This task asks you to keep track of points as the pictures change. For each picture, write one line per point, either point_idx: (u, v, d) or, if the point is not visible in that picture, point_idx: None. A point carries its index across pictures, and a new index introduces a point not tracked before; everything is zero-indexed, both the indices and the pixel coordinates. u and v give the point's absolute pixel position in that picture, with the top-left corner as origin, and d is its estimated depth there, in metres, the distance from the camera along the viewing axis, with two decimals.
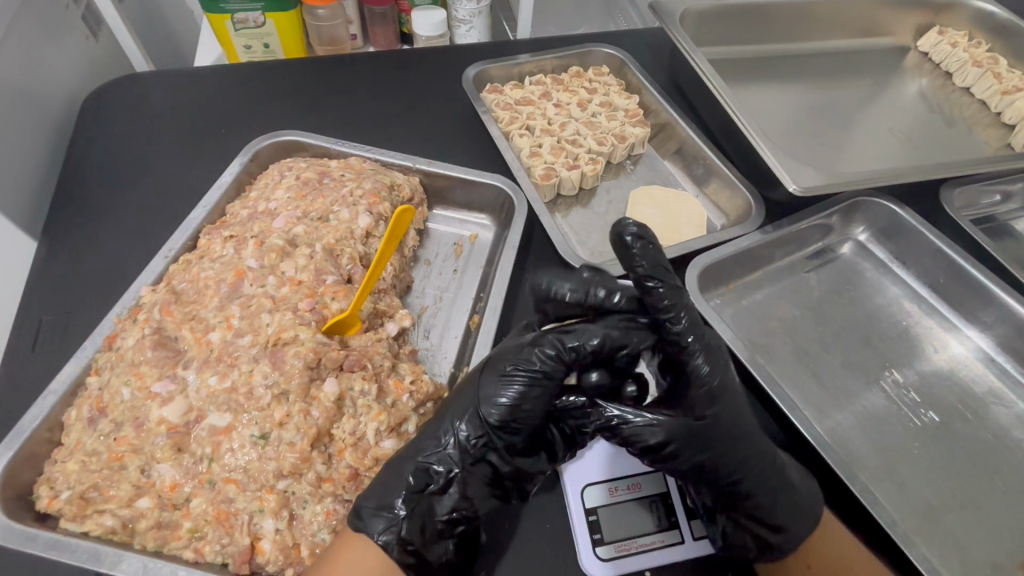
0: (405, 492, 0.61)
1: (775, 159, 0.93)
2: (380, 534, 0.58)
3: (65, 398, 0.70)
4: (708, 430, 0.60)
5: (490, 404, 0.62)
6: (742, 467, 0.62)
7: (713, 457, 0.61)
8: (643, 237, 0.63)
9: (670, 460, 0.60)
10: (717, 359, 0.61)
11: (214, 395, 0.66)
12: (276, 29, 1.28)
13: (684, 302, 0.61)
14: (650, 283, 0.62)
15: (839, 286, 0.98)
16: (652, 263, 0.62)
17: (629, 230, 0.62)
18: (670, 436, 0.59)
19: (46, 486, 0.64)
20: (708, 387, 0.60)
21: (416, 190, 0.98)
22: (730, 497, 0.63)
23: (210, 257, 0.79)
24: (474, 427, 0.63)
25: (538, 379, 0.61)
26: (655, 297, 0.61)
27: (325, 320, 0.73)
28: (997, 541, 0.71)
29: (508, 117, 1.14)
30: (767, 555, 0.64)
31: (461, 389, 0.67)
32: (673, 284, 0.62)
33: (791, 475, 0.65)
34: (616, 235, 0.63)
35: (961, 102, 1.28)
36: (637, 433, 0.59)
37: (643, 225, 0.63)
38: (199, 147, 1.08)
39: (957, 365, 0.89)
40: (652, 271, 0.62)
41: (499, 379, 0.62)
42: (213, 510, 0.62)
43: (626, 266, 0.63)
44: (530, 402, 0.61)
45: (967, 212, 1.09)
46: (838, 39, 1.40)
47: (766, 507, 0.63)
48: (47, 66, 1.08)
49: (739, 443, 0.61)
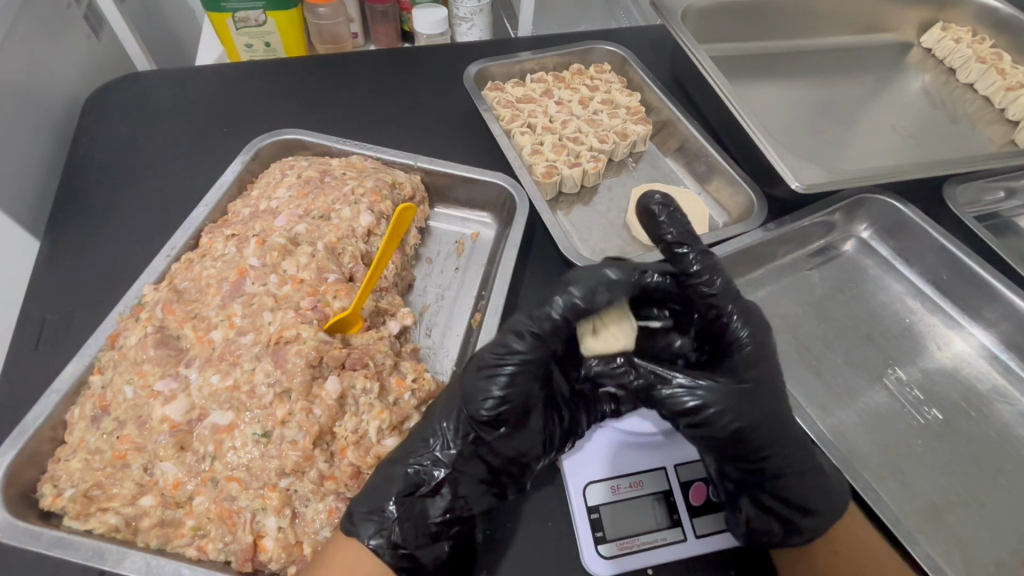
0: (397, 495, 0.61)
1: (777, 156, 0.93)
2: (371, 538, 0.58)
3: (68, 396, 0.70)
4: (750, 395, 0.61)
5: (474, 400, 0.62)
6: (782, 437, 0.63)
7: (757, 424, 0.61)
8: (669, 206, 0.70)
9: (712, 424, 0.61)
10: (755, 322, 0.65)
11: (216, 393, 0.66)
12: (277, 27, 1.28)
13: (716, 265, 0.66)
14: (681, 250, 0.68)
15: (841, 284, 0.98)
16: (680, 231, 0.69)
17: (655, 199, 0.70)
18: (713, 400, 0.60)
19: (50, 484, 0.64)
20: (746, 349, 0.64)
21: (418, 188, 0.98)
22: (763, 475, 0.63)
23: (212, 256, 0.80)
24: (461, 425, 0.64)
25: (522, 364, 0.61)
26: (686, 262, 0.67)
27: (327, 318, 0.73)
28: (1001, 539, 0.71)
29: (510, 115, 1.14)
30: (795, 538, 0.64)
31: (448, 390, 0.68)
32: (701, 250, 0.67)
33: (819, 460, 0.65)
34: (643, 208, 0.71)
35: (965, 98, 1.27)
36: (679, 394, 0.61)
37: (666, 197, 0.70)
38: (200, 146, 1.08)
39: (961, 362, 0.89)
40: (680, 239, 0.69)
41: (481, 371, 0.62)
42: (216, 508, 0.62)
43: (656, 234, 0.70)
44: (514, 388, 0.61)
45: (972, 209, 1.09)
46: (840, 36, 1.40)
47: (796, 489, 0.63)
48: (48, 65, 1.08)
49: (779, 408, 0.63)
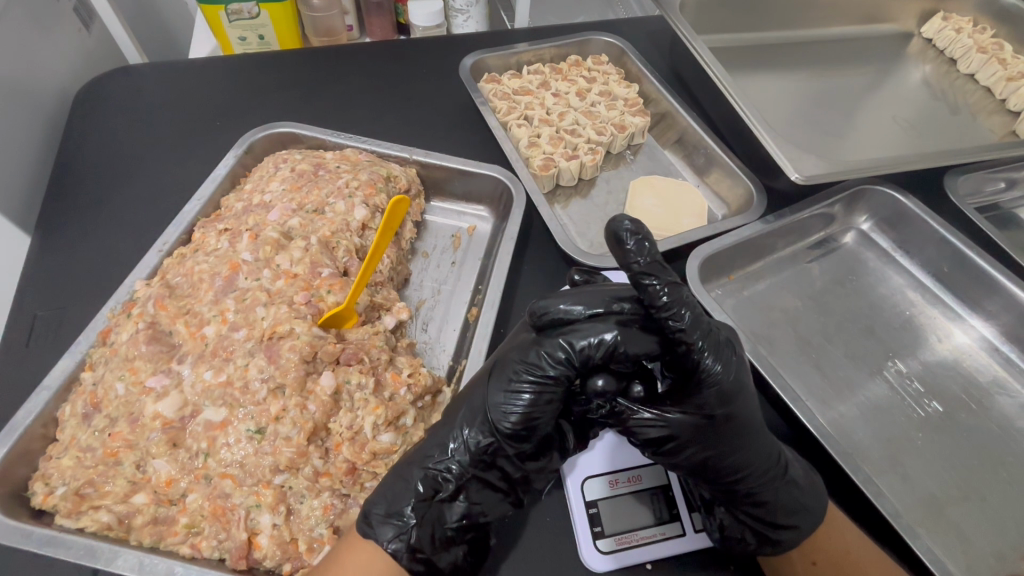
0: (414, 500, 0.60)
1: (777, 147, 0.92)
2: (390, 542, 0.58)
3: (59, 393, 0.69)
4: (718, 428, 0.58)
5: (500, 412, 0.60)
6: (751, 463, 0.60)
7: (721, 454, 0.60)
8: (641, 233, 0.57)
9: (676, 455, 0.60)
10: (727, 356, 0.57)
11: (209, 390, 0.66)
12: (271, 20, 1.26)
13: (687, 298, 0.56)
14: (647, 282, 0.56)
15: (841, 276, 0.97)
16: (650, 259, 0.57)
17: (625, 224, 0.56)
18: (675, 433, 0.58)
19: (42, 482, 0.63)
20: (719, 387, 0.56)
21: (413, 181, 0.96)
22: (734, 492, 0.62)
23: (205, 250, 0.78)
24: (483, 433, 0.61)
25: (548, 384, 0.60)
26: (654, 295, 0.56)
27: (321, 313, 0.72)
28: (1002, 532, 0.70)
29: (507, 107, 1.13)
30: (768, 548, 0.63)
31: (469, 392, 0.65)
32: (671, 281, 0.56)
33: (793, 472, 0.64)
34: (610, 231, 0.57)
35: (966, 89, 1.26)
36: (644, 428, 0.59)
37: (639, 221, 0.56)
38: (193, 140, 1.06)
39: (961, 354, 0.88)
40: (649, 268, 0.57)
41: (509, 384, 0.61)
42: (209, 505, 0.61)
43: (621, 261, 0.57)
44: (540, 408, 0.60)
45: (972, 200, 1.08)
46: (842, 26, 1.38)
47: (770, 506, 0.62)
48: (38, 56, 1.06)
49: (747, 440, 0.60)
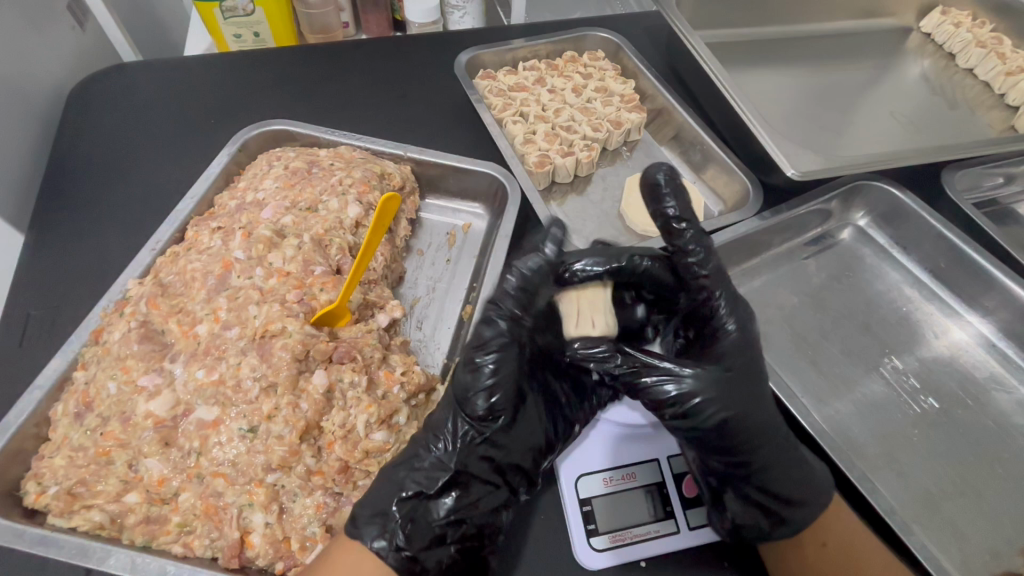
0: (398, 498, 0.60)
1: (773, 144, 0.91)
2: (373, 540, 0.57)
3: (52, 392, 0.69)
4: (732, 383, 0.63)
5: (469, 395, 0.64)
6: (765, 428, 0.63)
7: (740, 412, 0.62)
8: (675, 184, 0.71)
9: (693, 415, 0.61)
10: (739, 312, 0.69)
11: (202, 388, 0.65)
12: (266, 17, 1.25)
13: (708, 248, 0.70)
14: (681, 226, 0.70)
15: (839, 273, 0.97)
16: (682, 211, 0.70)
17: (663, 174, 0.71)
18: (695, 387, 0.61)
19: (33, 481, 0.63)
20: (729, 339, 0.66)
21: (407, 178, 0.96)
22: (746, 468, 0.63)
23: (198, 249, 0.78)
24: (462, 421, 0.65)
25: (505, 352, 0.65)
26: (683, 244, 0.70)
27: (313, 312, 0.72)
28: (998, 528, 0.70)
29: (502, 103, 1.12)
30: (777, 533, 0.63)
31: (445, 394, 0.69)
32: (698, 230, 0.70)
33: (804, 454, 0.65)
34: (649, 180, 0.71)
35: (965, 84, 1.26)
36: (661, 384, 0.61)
37: (674, 172, 0.71)
38: (187, 138, 1.06)
39: (957, 350, 0.88)
40: (679, 217, 0.70)
41: (468, 367, 0.65)
42: (201, 504, 0.61)
43: (657, 210, 0.72)
44: (501, 373, 0.65)
45: (970, 195, 1.07)
46: (841, 19, 1.37)
47: (779, 480, 0.63)
48: (35, 53, 1.06)
49: (760, 399, 0.63)
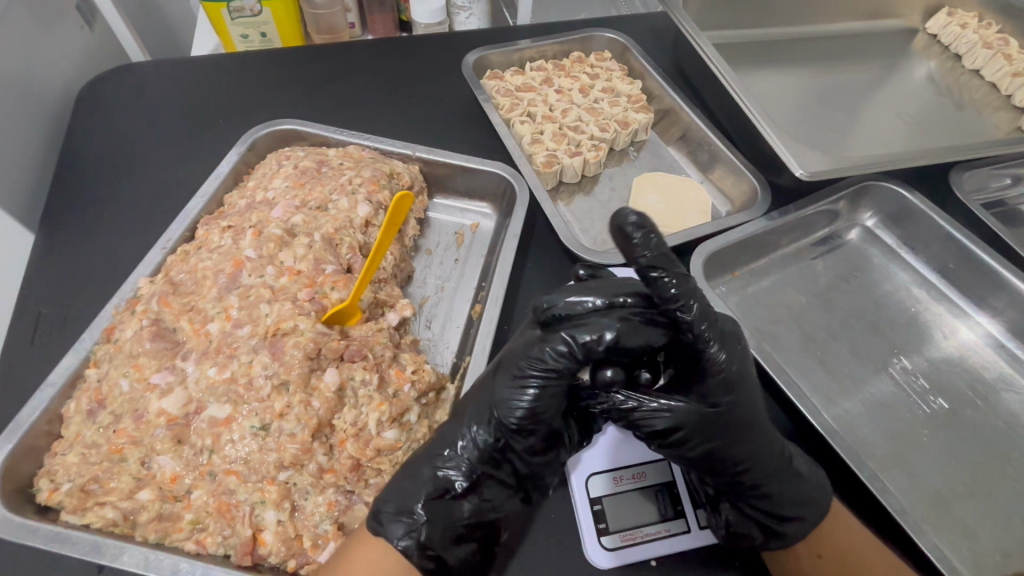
0: (424, 498, 0.60)
1: (782, 144, 0.91)
2: (400, 539, 0.57)
3: (64, 390, 0.69)
4: (723, 418, 0.58)
5: (506, 407, 0.60)
6: (754, 457, 0.60)
7: (727, 443, 0.59)
8: (646, 228, 0.60)
9: (680, 447, 0.59)
10: (732, 345, 0.59)
11: (213, 386, 0.66)
12: (273, 17, 1.26)
13: (691, 289, 0.58)
14: (654, 274, 0.58)
15: (847, 274, 0.97)
16: (655, 252, 0.59)
17: (629, 219, 0.60)
18: (682, 421, 0.58)
19: (47, 478, 0.63)
20: (722, 375, 0.58)
21: (416, 178, 0.96)
22: (742, 487, 0.61)
23: (208, 248, 0.78)
24: (492, 430, 0.62)
25: (553, 378, 0.60)
26: (661, 287, 0.58)
27: (325, 310, 0.72)
28: (1008, 527, 0.70)
29: (510, 104, 1.13)
30: (774, 543, 0.62)
31: (476, 392, 0.66)
32: (678, 272, 0.59)
33: (799, 464, 0.63)
34: (615, 226, 0.61)
35: (972, 85, 1.26)
36: (650, 418, 0.58)
37: (643, 215, 0.60)
38: (196, 138, 1.06)
39: (966, 351, 0.88)
40: (655, 261, 0.59)
41: (514, 381, 0.61)
42: (214, 502, 0.61)
43: (628, 254, 0.60)
44: (546, 402, 0.60)
45: (977, 196, 1.07)
46: (847, 21, 1.37)
47: (774, 497, 0.61)
48: (44, 53, 1.06)
49: (750, 432, 0.59)
